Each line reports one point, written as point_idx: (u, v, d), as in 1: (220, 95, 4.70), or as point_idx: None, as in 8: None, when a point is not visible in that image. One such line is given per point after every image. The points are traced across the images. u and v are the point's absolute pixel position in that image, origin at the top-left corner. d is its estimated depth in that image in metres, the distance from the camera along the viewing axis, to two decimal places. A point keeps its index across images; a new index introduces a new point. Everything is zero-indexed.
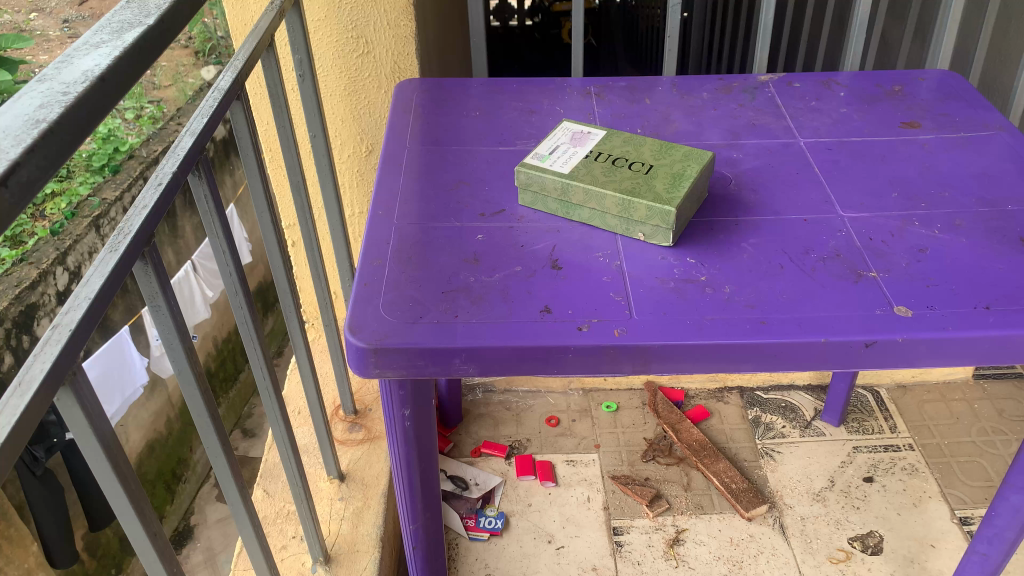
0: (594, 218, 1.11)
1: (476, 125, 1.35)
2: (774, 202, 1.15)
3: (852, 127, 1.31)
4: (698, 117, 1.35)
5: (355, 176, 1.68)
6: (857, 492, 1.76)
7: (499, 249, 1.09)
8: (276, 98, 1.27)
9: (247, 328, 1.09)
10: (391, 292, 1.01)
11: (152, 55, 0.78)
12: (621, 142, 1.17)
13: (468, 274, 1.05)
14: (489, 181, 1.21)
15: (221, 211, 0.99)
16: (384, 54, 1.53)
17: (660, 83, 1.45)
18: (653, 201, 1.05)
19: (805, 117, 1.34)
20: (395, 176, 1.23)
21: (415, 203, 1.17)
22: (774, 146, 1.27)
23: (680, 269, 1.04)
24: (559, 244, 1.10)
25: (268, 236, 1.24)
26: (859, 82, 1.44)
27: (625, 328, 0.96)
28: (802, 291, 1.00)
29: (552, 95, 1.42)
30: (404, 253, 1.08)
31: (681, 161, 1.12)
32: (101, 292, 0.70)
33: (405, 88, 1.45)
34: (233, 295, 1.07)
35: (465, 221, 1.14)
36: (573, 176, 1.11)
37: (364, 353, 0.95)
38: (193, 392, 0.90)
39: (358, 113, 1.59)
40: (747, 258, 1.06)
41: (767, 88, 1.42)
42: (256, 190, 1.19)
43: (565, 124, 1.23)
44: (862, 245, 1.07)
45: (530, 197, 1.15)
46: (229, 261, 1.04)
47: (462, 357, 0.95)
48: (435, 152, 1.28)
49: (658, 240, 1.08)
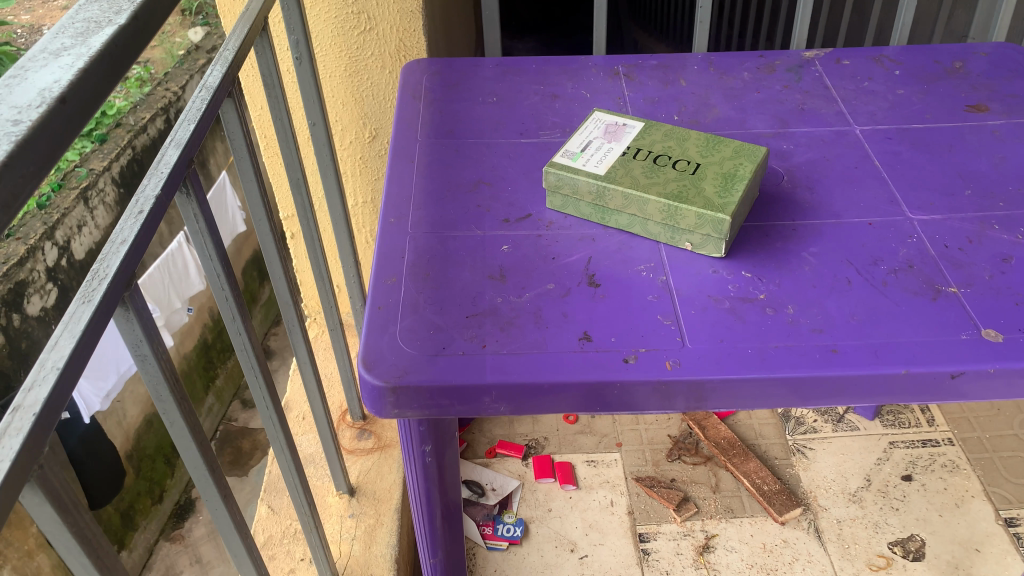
0: (634, 224, 0.99)
1: (493, 112, 1.21)
2: (832, 203, 1.03)
3: (912, 111, 1.18)
4: (740, 101, 1.21)
5: (358, 164, 1.54)
6: (895, 492, 1.66)
7: (528, 263, 0.97)
8: (272, 88, 1.12)
9: (246, 355, 0.95)
10: (410, 317, 0.90)
11: (126, 64, 0.64)
12: (661, 136, 1.04)
13: (494, 293, 0.93)
14: (512, 180, 1.09)
15: (214, 229, 0.85)
16: (388, 31, 1.39)
17: (695, 61, 1.31)
18: (704, 208, 0.92)
19: (858, 100, 1.21)
20: (407, 175, 1.10)
21: (430, 209, 1.04)
22: (828, 134, 1.14)
23: (735, 284, 0.93)
24: (595, 254, 0.98)
25: (268, 244, 1.08)
26: (915, 58, 1.30)
27: (678, 360, 0.84)
28: (875, 310, 0.89)
29: (575, 75, 1.29)
30: (421, 269, 0.96)
31: (731, 159, 0.99)
32: (73, 360, 0.58)
33: (412, 70, 1.31)
34: (231, 321, 0.92)
35: (488, 229, 1.02)
36: (611, 177, 0.98)
37: (380, 393, 0.83)
38: (188, 443, 0.78)
39: (360, 95, 1.46)
40: (809, 270, 0.94)
41: (813, 66, 1.29)
42: (252, 195, 1.03)
43: (596, 115, 1.10)
44: (937, 254, 0.95)
45: (560, 200, 1.02)
46: (225, 285, 0.89)
47: (493, 396, 0.83)
48: (450, 146, 1.15)
49: (707, 249, 0.96)
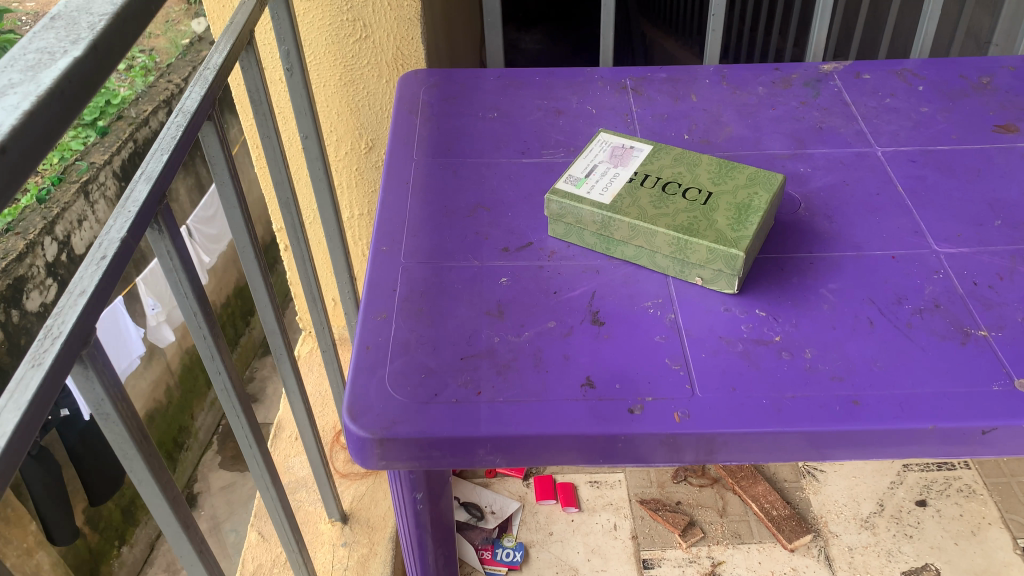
0: (641, 256, 0.93)
1: (494, 129, 1.15)
2: (853, 233, 0.97)
3: (936, 131, 1.12)
4: (754, 119, 1.15)
5: (354, 175, 1.49)
6: (909, 518, 1.60)
7: (527, 298, 0.91)
8: (259, 105, 1.06)
9: (227, 394, 0.90)
10: (400, 358, 0.84)
11: (81, 101, 0.58)
12: (670, 161, 0.98)
13: (491, 331, 0.87)
14: (512, 204, 1.03)
15: (189, 266, 0.79)
16: (384, 39, 1.32)
17: (707, 74, 1.25)
18: (717, 242, 0.86)
19: (880, 118, 1.14)
20: (401, 198, 1.04)
21: (424, 236, 0.98)
22: (847, 156, 1.08)
23: (748, 324, 0.87)
24: (599, 289, 0.92)
25: (253, 271, 1.02)
26: (940, 72, 1.23)
27: (687, 411, 0.78)
28: (899, 356, 0.83)
29: (580, 89, 1.22)
30: (413, 304, 0.90)
31: (746, 187, 0.93)
32: (14, 440, 0.52)
33: (409, 82, 1.25)
34: (210, 360, 0.86)
35: (486, 259, 0.96)
36: (616, 207, 0.92)
37: (366, 444, 0.77)
38: (159, 502, 0.73)
39: (356, 105, 1.39)
40: (828, 310, 0.88)
41: (832, 81, 1.22)
42: (236, 221, 0.97)
43: (602, 136, 1.03)
44: (965, 292, 0.89)
45: (562, 228, 0.96)
46: (203, 324, 0.83)
47: (488, 448, 0.77)
48: (448, 165, 1.09)
49: (719, 285, 0.90)
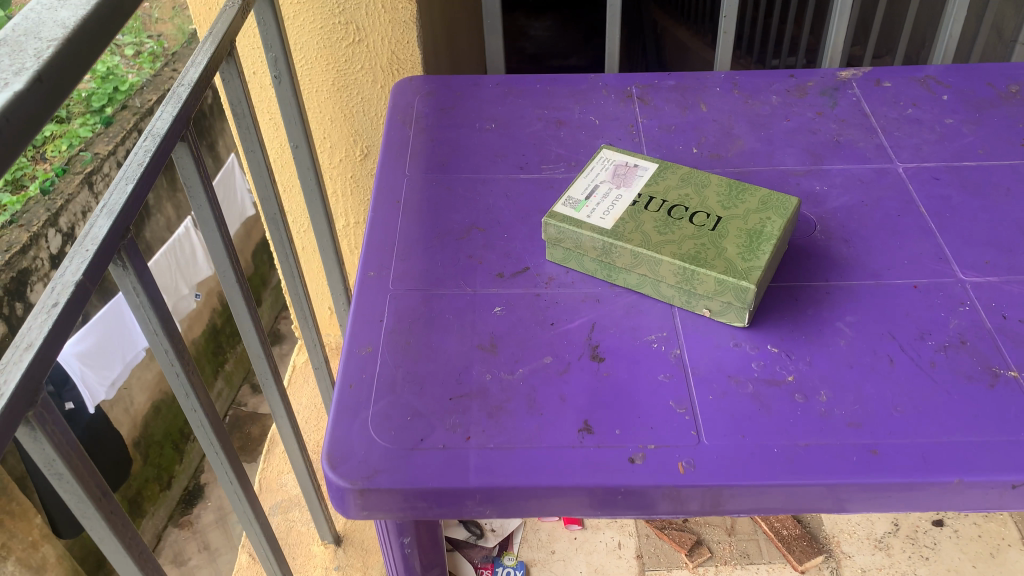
0: (645, 284, 0.87)
1: (491, 141, 1.09)
2: (872, 259, 0.91)
3: (962, 145, 1.05)
4: (767, 132, 1.08)
5: (349, 183, 1.43)
6: (924, 539, 1.54)
7: (523, 329, 0.85)
8: (241, 119, 1.00)
9: (204, 431, 0.85)
10: (385, 398, 0.78)
11: (21, 140, 0.50)
12: (677, 181, 0.92)
13: (482, 367, 0.81)
14: (509, 225, 0.97)
15: (158, 302, 0.74)
16: (378, 42, 1.26)
17: (718, 82, 1.18)
18: (726, 272, 0.80)
19: (901, 131, 1.08)
20: (391, 218, 0.98)
21: (415, 260, 0.93)
22: (866, 173, 1.01)
23: (759, 361, 0.81)
24: (599, 320, 0.86)
25: (235, 295, 0.96)
26: (965, 80, 1.16)
27: (692, 461, 0.72)
28: (922, 399, 0.77)
29: (583, 98, 1.16)
30: (400, 336, 0.84)
31: (757, 212, 0.87)
32: None
33: (403, 90, 1.19)
34: (184, 397, 0.81)
35: (479, 286, 0.90)
36: (618, 232, 0.86)
37: (346, 495, 0.72)
38: (123, 560, 0.68)
39: (351, 111, 1.34)
40: (844, 346, 0.82)
41: (850, 89, 1.15)
42: (215, 244, 0.91)
43: (604, 153, 0.97)
44: (993, 326, 0.83)
45: (561, 253, 0.90)
46: (175, 361, 0.78)
47: (477, 499, 0.72)
48: (441, 182, 1.03)
49: (728, 318, 0.84)
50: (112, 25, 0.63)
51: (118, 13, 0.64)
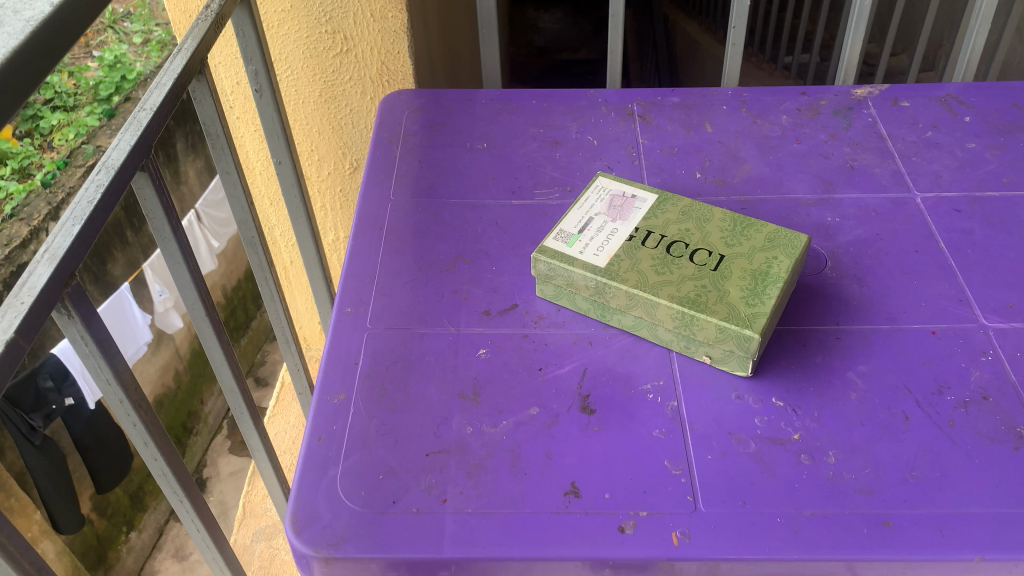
0: (641, 326, 0.81)
1: (482, 163, 1.03)
2: (887, 300, 0.84)
3: (985, 173, 0.98)
4: (776, 155, 1.02)
5: (338, 196, 1.38)
6: None
7: (508, 376, 0.79)
8: (215, 139, 0.94)
9: (167, 480, 0.79)
10: (356, 453, 0.72)
11: None
12: (678, 214, 0.85)
13: (463, 419, 0.75)
14: (498, 257, 0.91)
15: (110, 349, 0.68)
16: (367, 52, 1.19)
17: (725, 99, 1.11)
18: (727, 319, 0.74)
19: (920, 156, 1.01)
20: (372, 248, 0.92)
21: (396, 295, 0.87)
22: (881, 204, 0.95)
23: (763, 417, 0.75)
24: (590, 365, 0.80)
25: (205, 329, 0.90)
26: (988, 99, 1.09)
27: (687, 531, 0.66)
28: (941, 463, 0.70)
29: (581, 115, 1.09)
30: (376, 382, 0.78)
31: (763, 251, 0.81)
32: None
33: (392, 105, 1.13)
34: (143, 446, 0.75)
35: (463, 324, 0.83)
36: (612, 271, 0.80)
37: (311, 564, 0.66)
38: None
39: (339, 123, 1.28)
40: (855, 400, 0.76)
41: (865, 109, 1.08)
42: (183, 277, 0.86)
43: (601, 181, 0.91)
44: (1018, 380, 0.76)
45: (552, 290, 0.84)
46: (132, 411, 0.72)
47: (453, 570, 0.66)
48: (428, 208, 0.97)
49: (730, 366, 0.77)
50: (53, 54, 0.50)
51: (60, 39, 0.52)
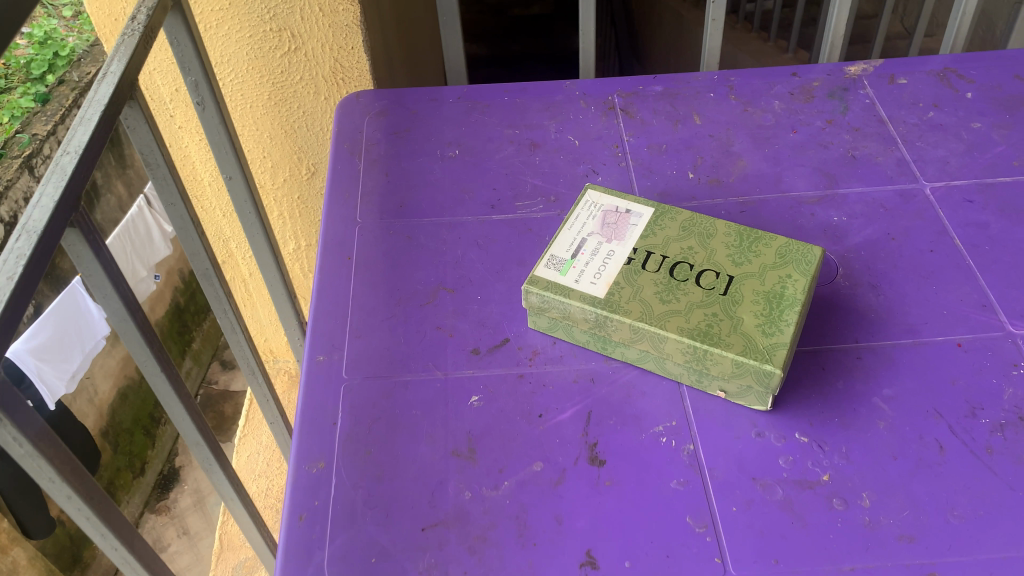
0: (647, 359, 0.73)
1: (455, 174, 0.94)
2: (906, 310, 0.78)
3: (994, 156, 0.92)
4: (773, 148, 0.94)
5: (297, 204, 1.28)
6: None
7: (504, 427, 0.71)
8: (155, 169, 0.83)
9: (132, 567, 0.72)
10: (343, 533, 0.65)
11: None
12: (678, 229, 0.78)
13: (459, 483, 0.67)
14: (483, 283, 0.82)
15: (50, 445, 0.59)
16: (317, 50, 1.07)
17: (711, 84, 1.03)
18: (744, 353, 0.67)
19: (924, 140, 0.94)
20: (341, 282, 0.83)
21: (372, 337, 0.78)
22: (889, 197, 0.88)
23: (787, 457, 0.68)
24: (595, 406, 0.72)
25: (162, 385, 0.82)
26: (989, 72, 1.03)
27: None
28: (983, 500, 0.65)
29: (559, 112, 1.01)
30: (359, 444, 0.70)
31: (775, 268, 0.73)
32: None
33: (349, 110, 1.03)
34: (101, 537, 0.68)
35: (450, 367, 0.75)
36: (614, 301, 0.72)
37: None
38: None
39: (292, 126, 1.17)
40: (884, 430, 0.70)
41: (861, 89, 1.01)
42: (131, 336, 0.76)
43: (591, 195, 0.83)
44: None
45: (546, 322, 0.76)
46: (84, 506, 0.64)
47: None
48: (400, 229, 0.88)
49: (747, 400, 0.71)
50: None
51: None
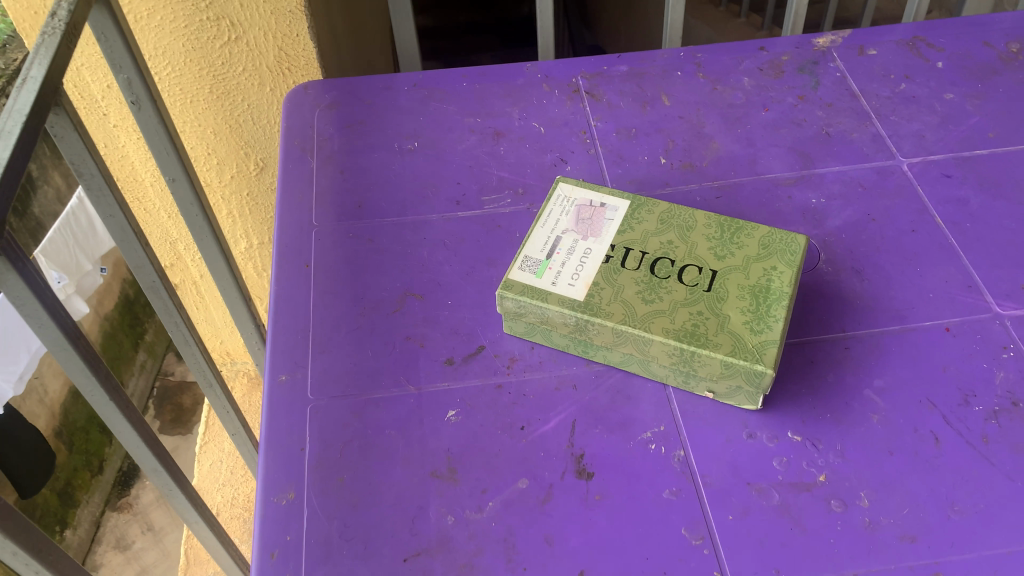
0: (631, 361, 0.70)
1: (416, 168, 0.88)
2: (891, 294, 0.76)
3: (969, 129, 0.89)
4: (745, 128, 0.91)
5: (246, 200, 1.22)
6: None
7: (485, 443, 0.67)
8: (89, 180, 0.76)
9: None
10: (320, 570, 0.60)
11: None
12: (656, 222, 0.74)
13: (441, 507, 0.63)
14: (452, 287, 0.78)
15: None
16: (260, 38, 1.00)
17: (677, 62, 0.99)
18: (734, 354, 0.64)
19: (898, 114, 0.91)
20: (300, 292, 0.78)
21: (338, 352, 0.73)
22: (866, 175, 0.85)
23: (781, 458, 0.66)
24: (579, 415, 0.69)
25: (112, 413, 0.76)
26: (957, 39, 1.00)
27: None
28: (983, 494, 0.63)
29: (521, 97, 0.96)
30: (330, 471, 0.66)
31: (758, 260, 0.70)
32: None
33: (298, 103, 0.96)
34: None
35: (423, 381, 0.71)
36: (595, 303, 0.68)
37: None
38: None
39: (237, 120, 1.10)
40: (878, 424, 0.67)
41: (831, 62, 0.98)
42: (75, 366, 0.70)
43: (563, 188, 0.79)
44: None
45: (523, 326, 0.72)
46: (32, 561, 0.58)
47: None
48: (360, 232, 0.83)
49: (737, 400, 0.68)
50: None
51: None
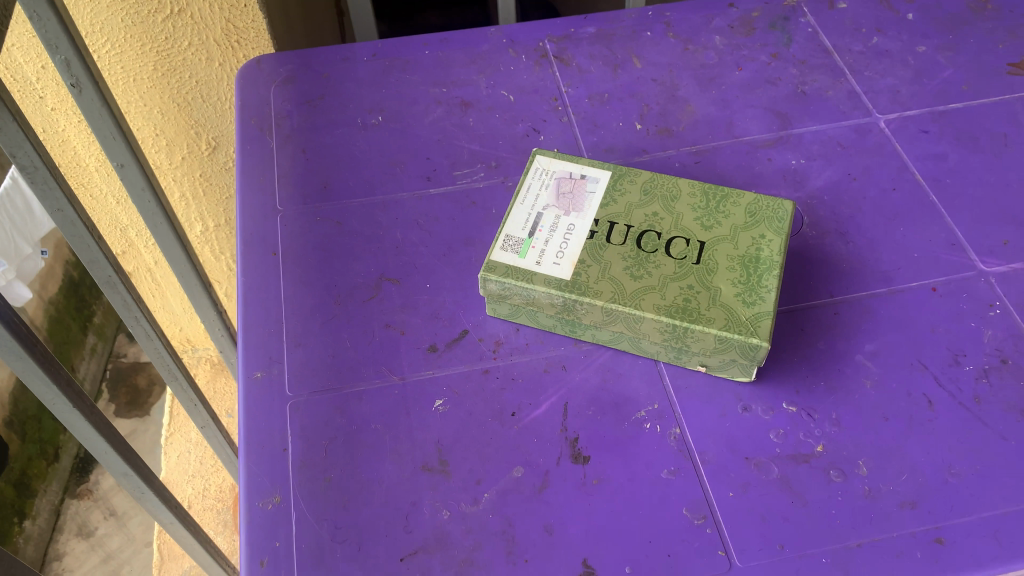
0: (620, 339, 0.68)
1: (382, 144, 0.84)
2: (877, 256, 0.75)
3: (943, 82, 0.88)
4: (720, 89, 0.88)
5: (199, 181, 1.16)
6: None
7: (476, 432, 0.65)
8: (33, 174, 0.70)
9: None
10: None
11: None
12: (639, 193, 0.72)
13: (434, 502, 0.61)
14: (429, 269, 0.74)
15: None
16: (205, 10, 0.94)
17: (646, 22, 0.96)
18: (728, 328, 0.62)
19: (872, 69, 0.90)
20: (269, 282, 0.74)
21: (314, 344, 0.70)
22: (844, 134, 0.84)
23: (777, 431, 0.65)
24: (571, 397, 0.67)
25: (76, 420, 0.72)
26: None
27: None
28: (979, 456, 0.63)
29: (487, 64, 0.92)
30: (316, 471, 0.63)
31: (746, 229, 0.68)
32: None
33: (251, 79, 0.91)
34: None
35: (407, 370, 0.68)
36: (582, 282, 0.65)
37: None
38: None
39: (185, 98, 1.04)
40: (872, 389, 0.67)
41: (802, 17, 0.96)
42: (33, 376, 0.66)
43: (540, 160, 0.75)
44: None
45: (507, 308, 0.70)
46: None
47: None
48: (328, 215, 0.78)
49: (730, 373, 0.66)
50: None
51: None
